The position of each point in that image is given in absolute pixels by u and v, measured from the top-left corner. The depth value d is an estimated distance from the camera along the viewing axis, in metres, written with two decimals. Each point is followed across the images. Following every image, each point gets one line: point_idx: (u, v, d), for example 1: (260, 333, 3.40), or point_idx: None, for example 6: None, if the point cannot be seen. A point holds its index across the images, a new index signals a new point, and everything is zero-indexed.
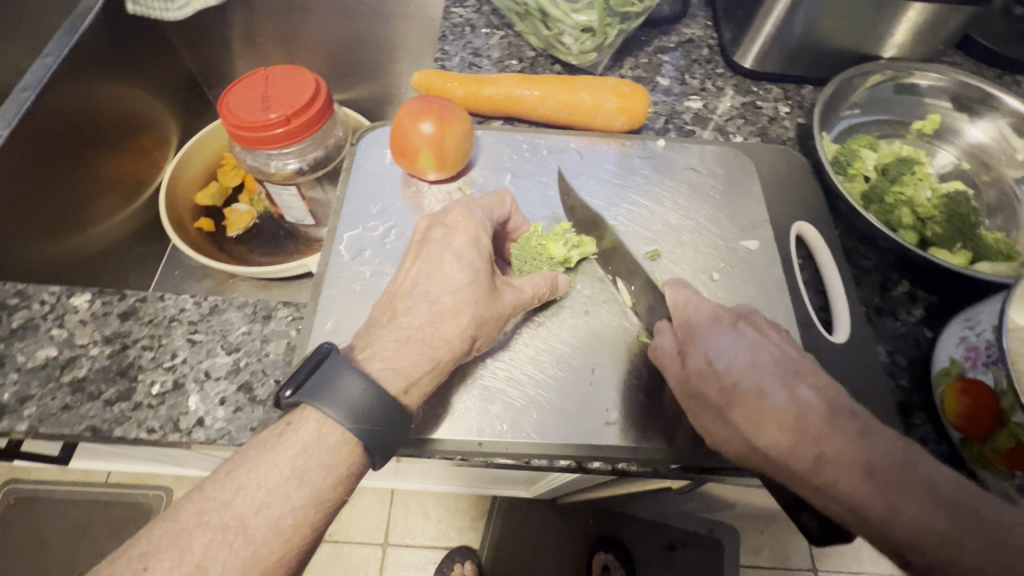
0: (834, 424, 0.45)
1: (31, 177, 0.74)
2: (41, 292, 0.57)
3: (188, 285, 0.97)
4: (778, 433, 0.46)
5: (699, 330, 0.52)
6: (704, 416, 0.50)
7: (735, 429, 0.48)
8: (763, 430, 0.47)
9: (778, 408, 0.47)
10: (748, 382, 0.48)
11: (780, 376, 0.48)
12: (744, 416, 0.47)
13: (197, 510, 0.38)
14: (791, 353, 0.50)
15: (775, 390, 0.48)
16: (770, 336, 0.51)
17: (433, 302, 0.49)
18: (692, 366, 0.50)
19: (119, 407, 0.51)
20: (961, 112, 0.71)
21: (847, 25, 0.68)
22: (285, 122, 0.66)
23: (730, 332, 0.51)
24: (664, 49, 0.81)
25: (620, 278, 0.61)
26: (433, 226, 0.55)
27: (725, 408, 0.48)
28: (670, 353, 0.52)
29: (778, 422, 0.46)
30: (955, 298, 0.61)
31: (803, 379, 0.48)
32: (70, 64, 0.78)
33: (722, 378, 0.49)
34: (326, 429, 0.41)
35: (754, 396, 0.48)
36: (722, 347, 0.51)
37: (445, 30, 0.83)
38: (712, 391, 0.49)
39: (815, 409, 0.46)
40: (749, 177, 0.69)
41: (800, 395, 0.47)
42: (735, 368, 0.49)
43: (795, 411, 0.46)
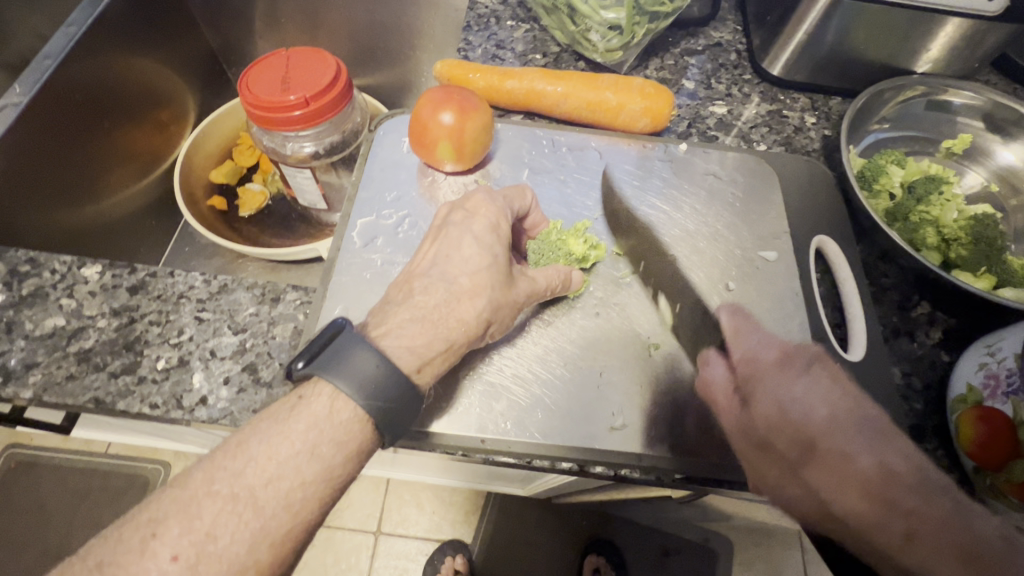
0: (924, 494, 0.44)
1: (50, 145, 0.75)
2: (52, 261, 0.56)
3: (197, 262, 0.97)
4: (857, 497, 0.45)
5: (765, 376, 0.52)
6: (772, 469, 0.49)
7: (809, 489, 0.47)
8: (841, 494, 0.46)
9: (857, 472, 0.46)
10: (827, 443, 0.48)
11: (860, 437, 0.48)
12: (821, 474, 0.47)
13: (206, 479, 0.38)
14: (867, 410, 0.50)
15: (859, 454, 0.47)
16: (842, 387, 0.51)
17: (452, 282, 0.49)
18: (761, 415, 0.50)
19: (124, 380, 0.50)
20: (994, 133, 0.69)
21: (880, 37, 0.66)
22: (304, 104, 0.66)
23: (803, 380, 0.52)
24: (691, 51, 0.80)
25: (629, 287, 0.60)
26: (454, 211, 0.55)
27: (799, 465, 0.48)
28: (726, 392, 0.53)
29: (858, 486, 0.46)
30: (976, 322, 0.60)
31: (886, 441, 0.48)
32: (93, 34, 0.77)
33: (797, 433, 0.49)
34: (338, 405, 0.41)
35: (835, 455, 0.47)
36: (795, 396, 0.50)
37: (469, 21, 0.82)
38: (784, 444, 0.49)
39: (900, 476, 0.45)
40: (771, 187, 0.67)
41: (884, 459, 0.46)
42: (810, 421, 0.49)
43: (879, 477, 0.45)
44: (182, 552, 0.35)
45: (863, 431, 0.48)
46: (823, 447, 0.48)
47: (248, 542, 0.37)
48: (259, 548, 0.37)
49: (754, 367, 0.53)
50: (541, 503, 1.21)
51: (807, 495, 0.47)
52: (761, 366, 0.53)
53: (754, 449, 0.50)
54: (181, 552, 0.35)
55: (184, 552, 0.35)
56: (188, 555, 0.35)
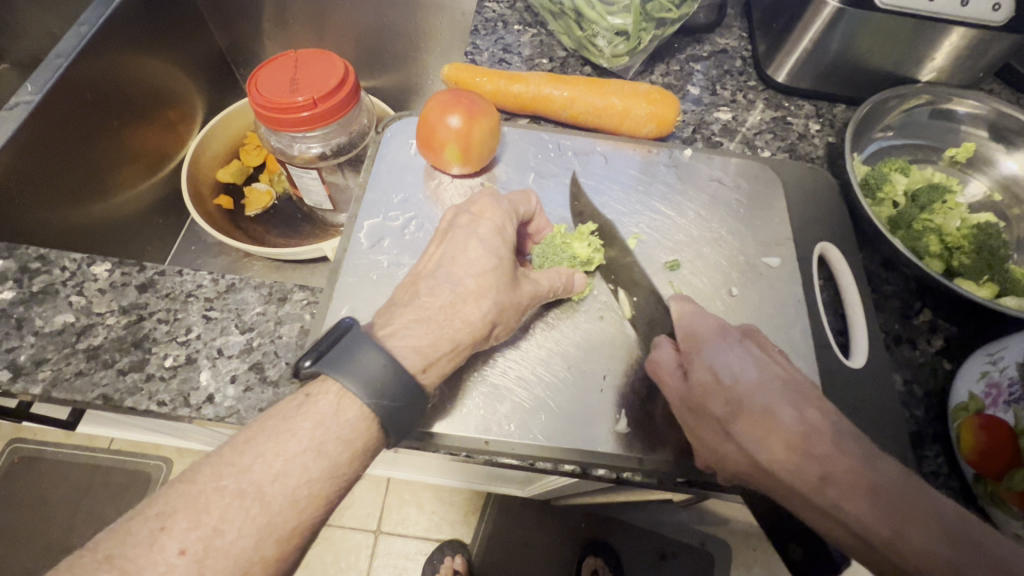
0: (840, 444, 0.44)
1: (61, 142, 0.75)
2: (62, 258, 0.57)
3: (203, 260, 0.98)
4: (780, 448, 0.45)
5: (704, 345, 0.51)
6: (706, 429, 0.49)
7: (737, 444, 0.47)
8: (767, 447, 0.46)
9: (783, 426, 0.46)
10: (756, 401, 0.48)
11: (784, 395, 0.48)
12: (749, 429, 0.47)
13: (214, 474, 0.38)
14: (794, 374, 0.50)
15: (783, 409, 0.47)
16: (772, 355, 0.51)
17: (457, 284, 0.49)
18: (696, 380, 0.50)
19: (131, 377, 0.51)
20: (997, 142, 0.69)
21: (885, 46, 0.67)
22: (312, 105, 0.66)
23: (736, 348, 0.51)
24: (696, 57, 0.80)
25: (629, 293, 0.60)
26: (460, 214, 0.55)
27: (728, 421, 0.48)
28: (670, 367, 0.52)
29: (781, 437, 0.46)
30: (978, 331, 0.60)
31: (811, 402, 0.47)
32: (104, 33, 0.78)
33: (728, 392, 0.48)
34: (345, 403, 0.42)
35: (760, 412, 0.47)
36: (727, 360, 0.50)
37: (477, 25, 0.82)
38: (714, 404, 0.48)
39: (822, 429, 0.45)
40: (775, 193, 0.68)
41: (806, 414, 0.46)
42: (740, 382, 0.49)
43: (803, 431, 0.45)
44: (190, 546, 0.36)
45: (789, 392, 0.48)
46: (750, 406, 0.47)
47: (255, 537, 0.37)
48: (266, 543, 0.37)
49: (695, 337, 0.52)
50: (541, 505, 1.21)
51: (737, 450, 0.47)
52: (702, 336, 0.52)
53: (687, 413, 0.50)
54: (188, 547, 0.35)
55: (191, 546, 0.36)
56: (195, 549, 0.36)
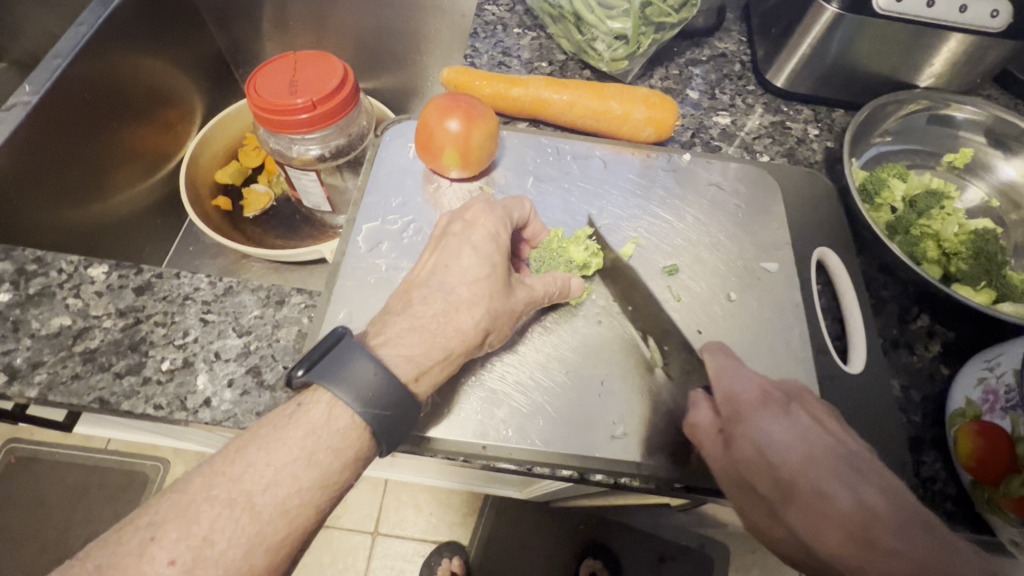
0: (905, 537, 0.41)
1: (59, 143, 0.75)
2: (59, 261, 0.57)
3: (201, 262, 0.98)
4: (837, 538, 0.43)
5: (745, 415, 0.49)
6: (756, 509, 0.47)
7: (792, 530, 0.45)
8: (821, 536, 0.43)
9: (838, 512, 0.43)
10: (805, 482, 0.45)
11: (837, 475, 0.45)
12: (802, 516, 0.44)
13: (204, 484, 0.38)
14: (848, 445, 0.47)
15: (836, 493, 0.44)
16: (824, 423, 0.49)
17: (449, 293, 0.49)
18: (739, 455, 0.48)
19: (128, 381, 0.51)
20: (996, 148, 0.69)
21: (882, 52, 0.67)
22: (310, 108, 0.66)
23: (782, 418, 0.49)
24: (695, 61, 0.80)
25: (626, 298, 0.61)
26: (454, 221, 0.55)
27: (779, 505, 0.46)
28: (709, 434, 0.50)
29: (836, 526, 0.43)
30: (976, 337, 0.60)
31: (866, 480, 0.45)
32: (103, 34, 0.78)
33: (774, 471, 0.47)
34: (336, 412, 0.41)
35: (813, 497, 0.44)
36: (772, 435, 0.48)
37: (476, 27, 0.82)
38: (762, 483, 0.47)
39: (882, 516, 0.42)
40: (773, 198, 0.68)
41: (863, 499, 0.43)
42: (786, 461, 0.46)
43: (860, 518, 0.43)
44: (180, 556, 0.36)
45: (841, 468, 0.46)
46: (801, 485, 0.45)
47: (245, 547, 0.37)
48: (256, 553, 0.37)
49: (735, 404, 0.50)
50: (540, 507, 1.21)
51: (791, 535, 0.45)
52: (744, 404, 0.50)
53: (737, 490, 0.48)
54: (178, 557, 0.36)
55: (181, 556, 0.36)
56: (185, 559, 0.36)
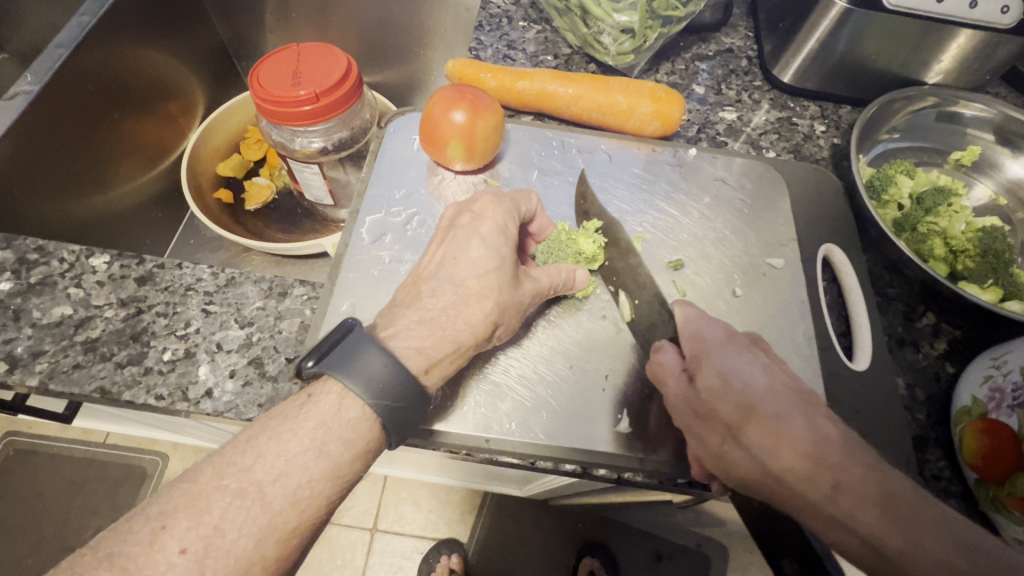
0: (852, 455, 0.41)
1: (60, 134, 0.75)
2: (61, 250, 0.56)
3: (202, 255, 0.97)
4: (792, 456, 0.42)
5: (712, 350, 0.49)
6: (711, 436, 0.46)
7: (749, 453, 0.44)
8: (779, 454, 0.42)
9: (796, 433, 0.43)
10: (766, 406, 0.45)
11: (794, 404, 0.45)
12: (760, 437, 0.44)
13: (216, 473, 0.38)
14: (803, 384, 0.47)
15: (794, 417, 0.44)
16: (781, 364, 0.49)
17: (458, 286, 0.49)
18: (703, 387, 0.47)
19: (130, 371, 0.51)
20: (1003, 146, 0.69)
21: (892, 48, 0.66)
22: (314, 100, 0.66)
23: (745, 354, 0.49)
24: (701, 57, 0.80)
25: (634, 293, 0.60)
26: (461, 213, 0.55)
27: (737, 428, 0.45)
28: (675, 371, 0.50)
29: (793, 447, 0.42)
30: (982, 335, 0.60)
31: (818, 410, 0.45)
32: (105, 24, 0.77)
33: (738, 397, 0.46)
34: (346, 404, 0.41)
35: (773, 420, 0.44)
36: (736, 365, 0.48)
37: (481, 20, 0.82)
38: (725, 409, 0.46)
39: (837, 442, 0.42)
40: (780, 194, 0.67)
41: (818, 425, 0.43)
42: (750, 389, 0.46)
43: (813, 439, 0.42)
44: (191, 545, 0.35)
45: (799, 401, 0.45)
46: (762, 411, 0.44)
47: (256, 537, 0.37)
48: (266, 544, 0.37)
49: (701, 342, 0.50)
50: (537, 504, 1.21)
51: (748, 458, 0.44)
52: (710, 342, 0.50)
53: (695, 419, 0.48)
54: (189, 546, 0.35)
55: (192, 545, 0.35)
56: (196, 548, 0.35)
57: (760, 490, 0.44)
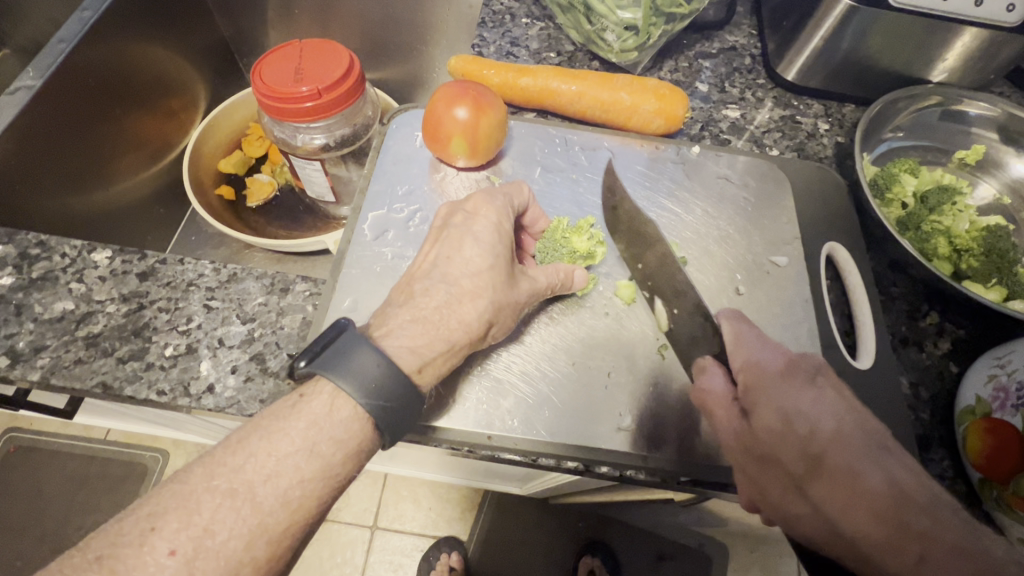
0: (937, 517, 0.40)
1: (61, 130, 0.74)
2: (62, 245, 0.56)
3: (203, 252, 0.97)
4: (866, 516, 0.41)
5: (770, 385, 0.47)
6: (775, 486, 0.45)
7: (812, 505, 0.43)
8: (849, 512, 0.41)
9: (869, 488, 0.41)
10: (834, 456, 0.43)
11: (867, 453, 0.43)
12: (827, 492, 0.42)
13: (206, 474, 0.38)
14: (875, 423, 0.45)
15: (867, 470, 0.42)
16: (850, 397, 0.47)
17: (452, 284, 0.49)
18: (763, 427, 0.46)
19: (131, 366, 0.50)
20: (1008, 145, 0.69)
21: (895, 46, 0.66)
22: (316, 96, 0.65)
23: (811, 390, 0.47)
24: (705, 54, 0.80)
25: (660, 300, 0.58)
26: (455, 212, 0.54)
27: (803, 481, 0.43)
28: (726, 402, 0.49)
29: (868, 506, 0.41)
30: (985, 335, 0.60)
31: (893, 456, 0.43)
32: (107, 18, 0.77)
33: (804, 445, 0.44)
34: (338, 403, 0.41)
35: (843, 473, 0.42)
36: (800, 406, 0.45)
37: (484, 17, 0.81)
38: (789, 458, 0.44)
39: (913, 496, 0.41)
40: (783, 192, 0.67)
41: (895, 477, 0.42)
42: (817, 434, 0.44)
43: (890, 496, 0.41)
44: (180, 546, 0.35)
45: (870, 446, 0.43)
46: (830, 461, 0.43)
47: (246, 538, 0.37)
48: (256, 544, 0.37)
49: (758, 374, 0.48)
50: (538, 502, 1.21)
51: (813, 512, 0.43)
52: (767, 373, 0.48)
53: (754, 462, 0.46)
54: (178, 547, 0.35)
55: (181, 547, 0.35)
56: (185, 549, 0.35)
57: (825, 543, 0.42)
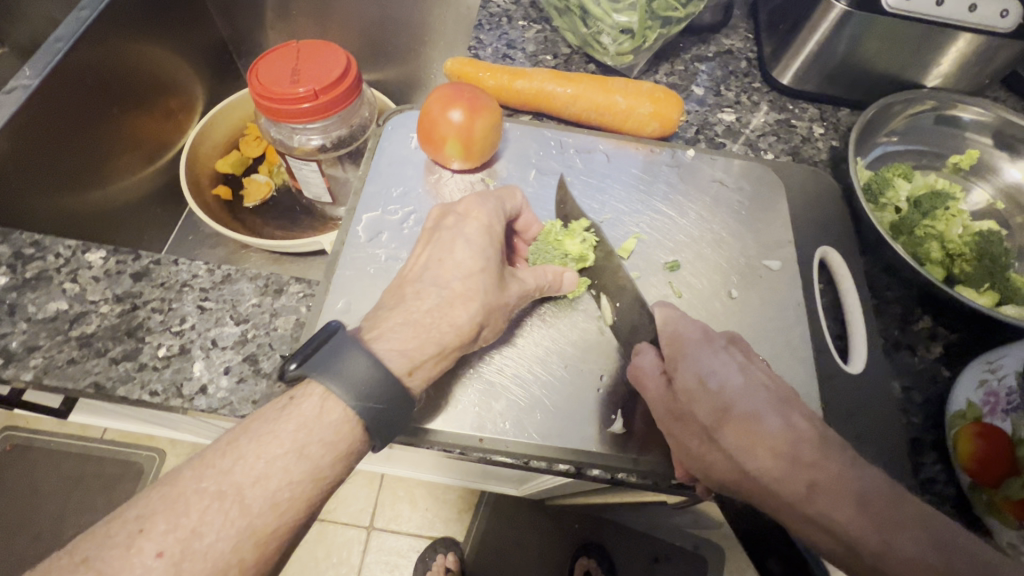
0: (827, 452, 0.43)
1: (59, 129, 0.74)
2: (56, 245, 0.56)
3: (200, 251, 0.97)
4: (765, 455, 0.44)
5: (688, 350, 0.50)
6: (692, 439, 0.47)
7: (724, 452, 0.45)
8: (753, 453, 0.44)
9: (770, 432, 0.44)
10: (741, 406, 0.46)
11: (771, 404, 0.46)
12: (735, 437, 0.45)
13: (194, 476, 0.38)
14: (777, 380, 0.49)
15: (769, 416, 0.45)
16: (756, 360, 0.50)
17: (443, 287, 0.49)
18: (681, 387, 0.48)
19: (124, 367, 0.50)
20: (1002, 150, 0.69)
21: (890, 51, 0.66)
22: (312, 97, 0.66)
23: (721, 353, 0.49)
24: (701, 58, 0.80)
25: (604, 294, 0.59)
26: (446, 214, 0.55)
27: (713, 428, 0.46)
28: (652, 373, 0.51)
29: (767, 444, 0.44)
30: (977, 340, 0.60)
31: (797, 410, 0.46)
32: (105, 18, 0.77)
33: (714, 399, 0.47)
34: (328, 405, 0.41)
35: (746, 420, 0.45)
36: (711, 364, 0.49)
37: (481, 19, 0.82)
38: (700, 410, 0.47)
39: (808, 436, 0.44)
40: (777, 196, 0.67)
41: (793, 422, 0.45)
42: (725, 388, 0.47)
43: (789, 438, 0.44)
44: (168, 548, 0.35)
45: (774, 399, 0.47)
46: (738, 411, 0.46)
47: (234, 539, 0.37)
48: (244, 546, 0.37)
49: (678, 341, 0.51)
50: (535, 504, 1.20)
51: (725, 459, 0.45)
52: (686, 339, 0.51)
53: (674, 421, 0.49)
54: (166, 549, 0.35)
55: (169, 548, 0.35)
56: (173, 551, 0.35)
57: (737, 486, 0.45)
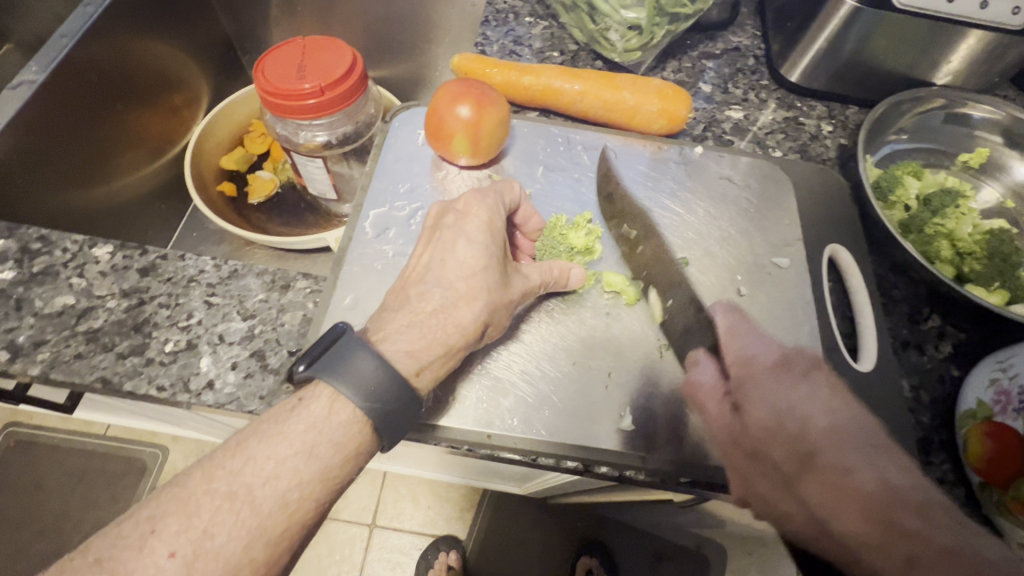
0: (927, 516, 0.40)
1: (64, 125, 0.74)
2: (63, 240, 0.56)
3: (205, 248, 0.97)
4: (856, 517, 0.41)
5: (759, 378, 0.51)
6: (764, 481, 0.47)
7: (804, 503, 0.44)
8: (838, 510, 0.42)
9: (858, 487, 0.42)
10: (828, 455, 0.44)
11: (862, 452, 0.44)
12: (817, 488, 0.43)
13: (205, 478, 0.38)
14: (869, 425, 0.47)
15: (860, 469, 0.43)
16: (843, 399, 0.49)
17: (447, 288, 0.49)
18: (753, 421, 0.49)
19: (131, 362, 0.50)
20: (1012, 148, 0.69)
21: (899, 48, 0.66)
22: (319, 93, 0.65)
23: (801, 386, 0.50)
24: (709, 55, 0.79)
25: (654, 287, 0.59)
26: (446, 212, 0.54)
27: (796, 478, 0.45)
28: (716, 394, 0.52)
29: (855, 502, 0.41)
30: (987, 339, 0.59)
31: (890, 458, 0.44)
32: (110, 14, 0.77)
33: (796, 442, 0.46)
34: (337, 406, 0.41)
35: (834, 470, 0.43)
36: (792, 403, 0.48)
37: (488, 16, 0.81)
38: (781, 455, 0.46)
39: (904, 494, 0.42)
40: (786, 193, 0.67)
41: (889, 477, 0.43)
42: (808, 431, 0.46)
43: (882, 495, 0.41)
44: (180, 549, 0.35)
45: (867, 446, 0.45)
46: (822, 460, 0.44)
47: (245, 540, 0.37)
48: (255, 546, 0.37)
49: (748, 368, 0.52)
50: (537, 502, 1.20)
51: (806, 512, 0.44)
52: (758, 368, 0.52)
53: (743, 457, 0.49)
54: (178, 549, 0.35)
55: (181, 548, 0.35)
56: (185, 551, 0.35)
57: (814, 539, 0.43)
